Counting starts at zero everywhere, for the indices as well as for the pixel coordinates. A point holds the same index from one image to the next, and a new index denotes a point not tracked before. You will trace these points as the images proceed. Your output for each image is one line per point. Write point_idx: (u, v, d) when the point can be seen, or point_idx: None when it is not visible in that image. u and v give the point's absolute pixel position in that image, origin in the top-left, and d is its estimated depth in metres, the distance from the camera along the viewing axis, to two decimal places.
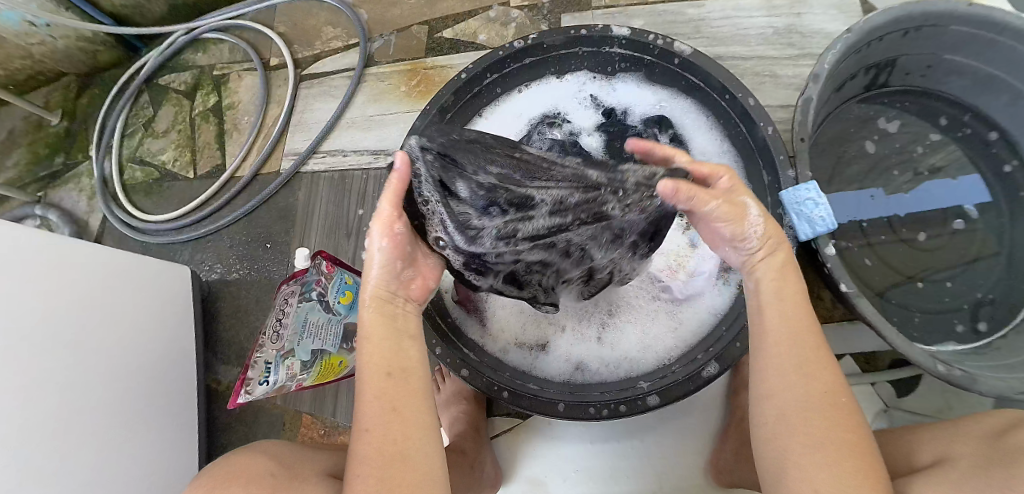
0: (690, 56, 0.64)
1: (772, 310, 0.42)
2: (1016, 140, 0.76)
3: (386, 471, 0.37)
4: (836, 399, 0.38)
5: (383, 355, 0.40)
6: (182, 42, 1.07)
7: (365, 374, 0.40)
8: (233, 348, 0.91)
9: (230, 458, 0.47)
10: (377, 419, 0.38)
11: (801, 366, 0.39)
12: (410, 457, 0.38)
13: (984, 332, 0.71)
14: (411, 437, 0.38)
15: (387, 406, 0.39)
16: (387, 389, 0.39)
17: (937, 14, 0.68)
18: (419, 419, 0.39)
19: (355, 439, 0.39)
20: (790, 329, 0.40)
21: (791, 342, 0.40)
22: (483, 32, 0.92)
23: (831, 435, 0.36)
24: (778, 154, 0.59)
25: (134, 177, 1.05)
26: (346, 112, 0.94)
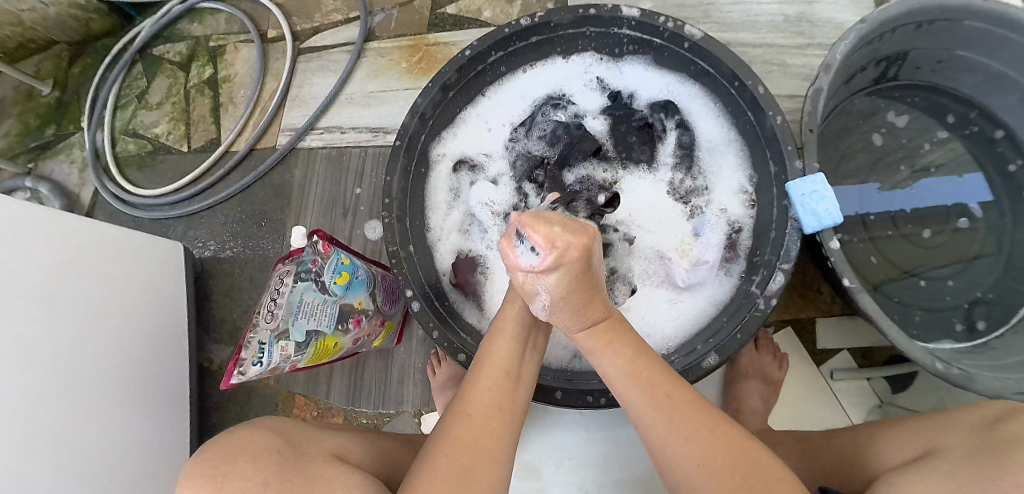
0: (700, 41, 0.61)
1: (624, 384, 0.44)
2: (1021, 139, 0.74)
3: (472, 453, 0.37)
4: (731, 444, 0.40)
5: (504, 357, 0.45)
6: (177, 12, 1.04)
7: (484, 367, 0.44)
8: (226, 326, 0.90)
9: (238, 430, 0.45)
10: (484, 410, 0.41)
11: (667, 439, 0.41)
12: (491, 451, 0.39)
13: (982, 330, 0.70)
14: (492, 436, 0.40)
15: (495, 403, 0.42)
16: (500, 388, 0.43)
17: (951, 8, 0.66)
18: (510, 427, 0.41)
19: (450, 418, 0.41)
20: (646, 395, 0.43)
21: (657, 414, 0.42)
22: (487, 9, 0.89)
23: (735, 483, 0.38)
24: (786, 145, 0.57)
25: (127, 149, 1.03)
26: (345, 88, 0.91)
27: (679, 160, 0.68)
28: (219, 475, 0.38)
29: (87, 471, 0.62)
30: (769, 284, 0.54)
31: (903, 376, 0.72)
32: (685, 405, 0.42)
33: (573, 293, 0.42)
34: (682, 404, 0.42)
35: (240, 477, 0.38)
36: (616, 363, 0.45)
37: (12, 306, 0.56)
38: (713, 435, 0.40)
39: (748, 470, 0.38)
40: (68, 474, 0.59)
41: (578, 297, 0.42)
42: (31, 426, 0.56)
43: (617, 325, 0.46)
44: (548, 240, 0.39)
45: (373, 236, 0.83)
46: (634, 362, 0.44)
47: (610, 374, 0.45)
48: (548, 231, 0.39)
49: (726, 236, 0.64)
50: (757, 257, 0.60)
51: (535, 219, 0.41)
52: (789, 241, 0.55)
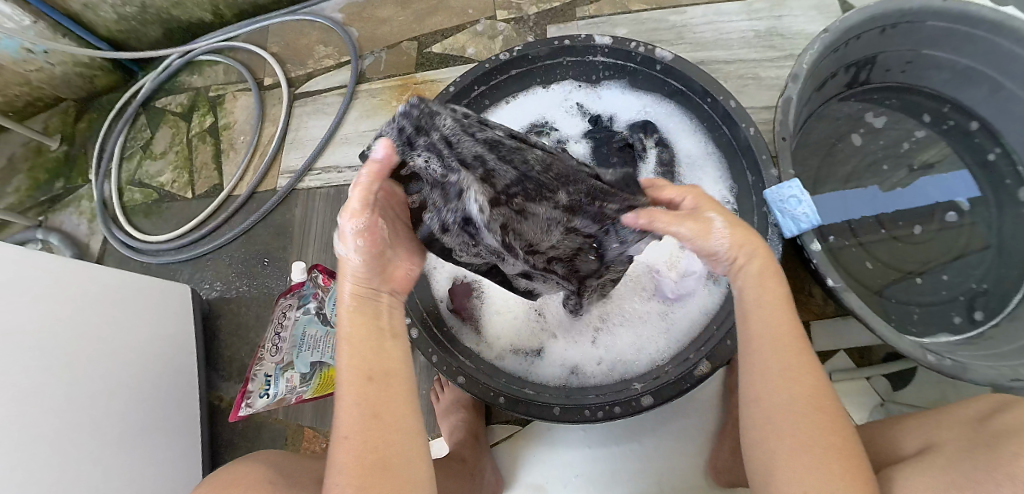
0: (671, 62, 0.65)
1: (760, 308, 0.44)
2: (996, 128, 0.78)
3: (374, 478, 0.36)
4: (829, 406, 0.39)
5: (365, 359, 0.40)
6: (177, 66, 1.09)
7: (345, 379, 0.40)
8: (235, 364, 0.92)
9: (231, 468, 0.48)
10: (353, 426, 0.38)
11: (786, 366, 0.40)
12: (398, 459, 0.37)
13: (981, 320, 0.72)
14: (387, 440, 0.38)
15: (371, 412, 0.38)
16: (361, 391, 0.39)
17: (910, 12, 0.70)
18: (407, 422, 0.39)
19: (337, 444, 0.38)
20: (777, 324, 0.42)
21: (775, 335, 0.42)
22: (471, 46, 0.94)
23: (822, 434, 0.37)
24: (761, 154, 0.60)
25: (133, 199, 1.07)
26: (341, 128, 0.95)
27: (662, 177, 0.71)
28: None
29: None
30: None
31: (901, 374, 0.74)
32: (805, 350, 0.42)
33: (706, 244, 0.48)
34: (798, 347, 0.41)
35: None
36: (770, 290, 0.44)
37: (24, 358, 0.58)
38: (819, 391, 0.40)
39: (837, 438, 0.38)
40: None
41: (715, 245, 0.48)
42: (48, 472, 0.58)
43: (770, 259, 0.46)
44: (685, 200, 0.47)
45: None
46: (783, 298, 0.44)
47: (748, 295, 0.45)
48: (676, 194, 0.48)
49: None
50: None
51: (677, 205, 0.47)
52: (772, 246, 0.59)
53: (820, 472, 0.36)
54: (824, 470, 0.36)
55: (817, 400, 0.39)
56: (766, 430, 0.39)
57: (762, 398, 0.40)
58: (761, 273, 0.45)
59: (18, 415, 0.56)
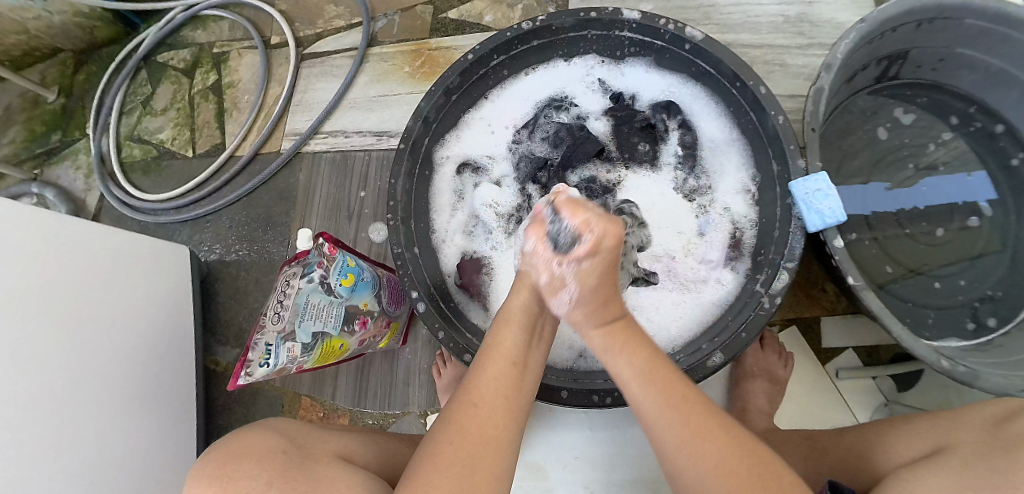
0: (701, 42, 0.61)
1: (640, 387, 0.42)
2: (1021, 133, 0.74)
3: (478, 446, 0.38)
4: (715, 418, 0.40)
5: (502, 353, 0.43)
6: (180, 18, 1.04)
7: (491, 355, 0.43)
8: (232, 329, 0.90)
9: (240, 434, 0.45)
10: (490, 397, 0.40)
11: (658, 406, 0.41)
12: (497, 443, 0.39)
13: (992, 326, 0.70)
14: (497, 426, 0.40)
15: (504, 392, 0.41)
16: (509, 376, 0.42)
17: (950, 8, 0.66)
18: (518, 415, 0.42)
19: (459, 405, 0.40)
20: (638, 370, 0.43)
21: (642, 380, 0.42)
22: (489, 13, 0.90)
23: (722, 460, 0.38)
24: (788, 144, 0.56)
25: (132, 155, 1.03)
26: (349, 92, 0.92)
27: (683, 160, 0.68)
28: (223, 475, 0.40)
29: (97, 473, 0.63)
30: (773, 283, 0.54)
31: (907, 375, 0.72)
32: (670, 375, 0.43)
33: (600, 286, 0.43)
34: (663, 373, 0.43)
35: (243, 477, 0.39)
36: (632, 363, 0.43)
37: (18, 311, 0.56)
38: (721, 436, 0.39)
39: (739, 448, 0.38)
40: (78, 476, 0.60)
41: (605, 292, 0.43)
42: (41, 427, 0.57)
43: (632, 325, 0.46)
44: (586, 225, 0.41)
45: (377, 238, 0.83)
46: (650, 362, 0.43)
47: (625, 377, 0.43)
48: (588, 216, 0.41)
49: (729, 234, 0.64)
50: (761, 256, 0.59)
51: (575, 204, 0.42)
52: (793, 240, 0.55)
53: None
54: None
55: (723, 450, 0.38)
56: (679, 467, 0.39)
57: (664, 445, 0.40)
58: (604, 331, 0.45)
59: (12, 369, 0.55)
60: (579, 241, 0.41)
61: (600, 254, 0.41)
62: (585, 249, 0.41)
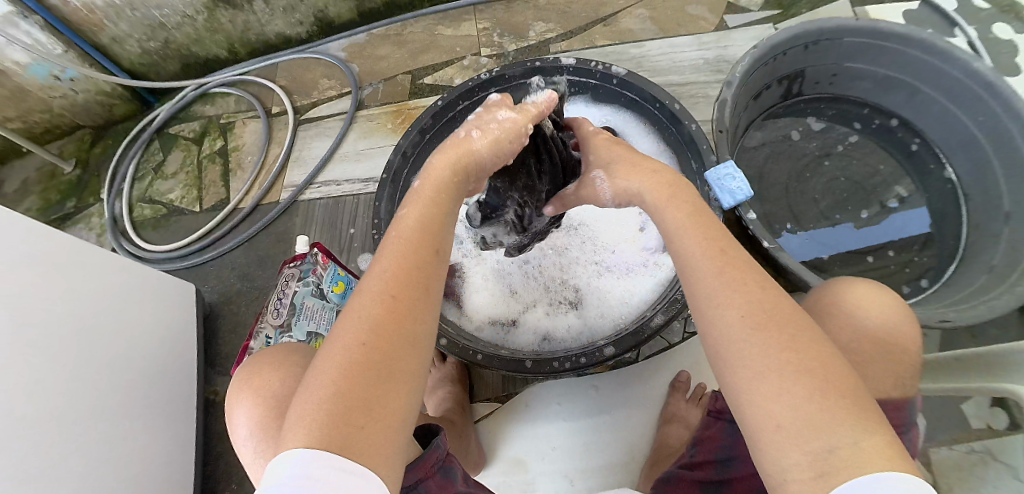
0: (625, 76, 0.75)
1: (688, 237, 0.41)
2: (913, 122, 0.87)
3: (386, 341, 0.33)
4: (799, 324, 0.34)
5: (415, 235, 0.38)
6: (192, 96, 1.21)
7: (389, 249, 0.38)
8: (232, 362, 0.95)
9: (283, 345, 0.54)
10: (393, 290, 0.35)
11: (720, 292, 0.36)
12: (412, 336, 0.34)
13: (928, 286, 0.78)
14: (411, 319, 0.35)
15: (408, 283, 0.36)
16: (419, 263, 0.37)
17: (829, 30, 0.78)
18: (435, 307, 0.37)
19: (361, 297, 0.35)
20: (710, 255, 0.39)
21: (710, 266, 0.38)
22: (458, 76, 1.07)
23: (801, 364, 0.32)
24: (701, 144, 0.68)
25: (143, 214, 1.14)
26: (339, 148, 1.05)
27: None
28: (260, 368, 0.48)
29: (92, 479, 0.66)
30: None
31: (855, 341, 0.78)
32: (743, 273, 0.37)
33: None
34: (743, 269, 0.37)
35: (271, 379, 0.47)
36: (678, 217, 0.43)
37: (37, 320, 0.63)
38: (757, 291, 0.36)
39: (818, 355, 0.33)
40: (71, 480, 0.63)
41: None
42: (43, 432, 0.61)
43: (679, 184, 0.46)
44: None
45: (365, 267, 0.92)
46: (694, 217, 0.42)
47: (669, 227, 0.43)
48: None
49: None
50: None
51: None
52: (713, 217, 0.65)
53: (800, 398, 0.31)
54: (786, 391, 0.31)
55: (758, 301, 0.35)
56: (744, 368, 0.33)
57: (720, 330, 0.35)
58: (671, 206, 0.44)
59: (32, 368, 0.61)
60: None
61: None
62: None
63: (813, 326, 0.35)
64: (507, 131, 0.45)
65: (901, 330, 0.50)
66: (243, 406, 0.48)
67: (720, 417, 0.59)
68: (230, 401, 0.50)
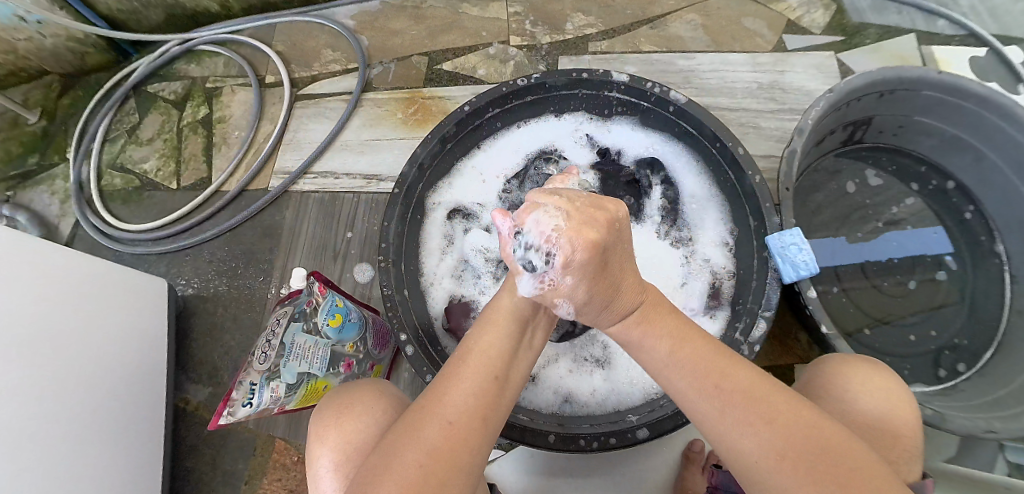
0: (684, 105, 0.66)
1: (672, 365, 0.40)
2: (970, 190, 0.81)
3: (448, 465, 0.33)
4: (804, 426, 0.35)
5: (490, 358, 0.40)
6: (175, 52, 1.06)
7: (467, 363, 0.40)
8: (206, 366, 0.87)
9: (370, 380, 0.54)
10: (466, 416, 0.36)
11: (722, 412, 0.37)
12: (466, 461, 0.35)
13: (963, 372, 0.74)
14: (471, 446, 0.35)
15: (479, 410, 0.37)
16: (487, 393, 0.38)
17: (908, 79, 0.72)
18: (490, 438, 0.37)
19: (430, 414, 0.36)
20: (696, 375, 0.39)
21: (702, 383, 0.38)
22: (481, 67, 0.95)
23: (815, 473, 0.32)
24: (765, 202, 0.60)
25: (113, 184, 1.02)
26: (341, 135, 0.94)
27: (666, 213, 0.72)
28: (342, 409, 0.49)
29: None
30: (752, 331, 0.57)
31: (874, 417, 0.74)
32: (735, 385, 0.38)
33: (596, 293, 0.39)
34: (737, 388, 0.37)
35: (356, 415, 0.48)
36: (660, 344, 0.41)
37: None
38: (761, 404, 0.36)
39: (829, 455, 0.33)
40: None
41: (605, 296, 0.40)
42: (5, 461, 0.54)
43: (654, 306, 0.43)
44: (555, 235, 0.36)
45: (362, 279, 0.83)
46: (681, 333, 0.42)
47: (653, 358, 0.42)
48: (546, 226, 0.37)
49: (709, 285, 0.67)
50: (739, 306, 0.62)
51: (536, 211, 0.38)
52: (770, 289, 0.59)
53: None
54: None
55: (764, 417, 0.35)
56: (768, 489, 0.34)
57: (734, 450, 0.36)
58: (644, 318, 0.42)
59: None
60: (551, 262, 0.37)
61: (573, 269, 0.37)
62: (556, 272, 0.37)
63: (819, 420, 0.35)
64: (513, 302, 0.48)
65: (896, 416, 0.48)
66: (330, 442, 0.48)
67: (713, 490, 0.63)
68: (313, 434, 0.49)
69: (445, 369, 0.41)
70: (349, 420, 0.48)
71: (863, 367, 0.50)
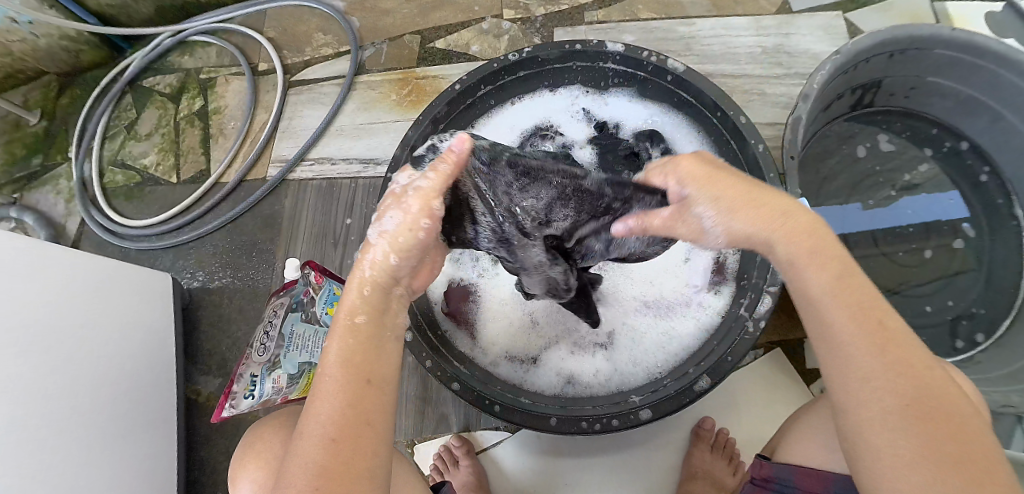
0: (682, 74, 0.64)
1: (834, 300, 0.33)
2: (985, 149, 0.78)
3: (342, 483, 0.30)
4: (949, 397, 0.30)
5: (357, 361, 0.34)
6: (167, 45, 1.05)
7: (329, 376, 0.34)
8: (214, 358, 0.88)
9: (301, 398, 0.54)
10: (340, 430, 0.32)
11: (863, 369, 0.31)
12: (360, 472, 0.32)
13: (981, 342, 0.72)
14: (359, 454, 0.32)
15: (353, 418, 0.32)
16: (357, 400, 0.33)
17: (920, 38, 0.68)
18: (383, 435, 0.34)
19: (305, 439, 0.32)
20: (858, 317, 0.32)
21: (855, 329, 0.32)
22: (475, 43, 0.93)
23: (935, 437, 0.28)
24: (769, 172, 0.58)
25: (114, 180, 1.02)
26: (336, 120, 0.93)
27: None
28: (254, 442, 0.50)
29: None
30: (757, 306, 0.56)
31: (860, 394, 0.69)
32: (890, 324, 0.32)
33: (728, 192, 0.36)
34: (894, 337, 0.31)
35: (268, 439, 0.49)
36: (826, 274, 0.33)
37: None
38: (912, 371, 0.30)
39: (970, 441, 0.28)
40: None
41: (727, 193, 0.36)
42: (22, 458, 0.55)
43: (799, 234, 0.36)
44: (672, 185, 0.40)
45: None
46: (846, 273, 0.33)
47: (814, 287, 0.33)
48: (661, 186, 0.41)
49: (713, 259, 0.66)
50: (744, 281, 0.61)
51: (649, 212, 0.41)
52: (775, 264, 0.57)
53: (917, 483, 0.28)
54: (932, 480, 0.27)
55: (904, 385, 0.30)
56: (874, 449, 0.30)
57: (840, 382, 0.31)
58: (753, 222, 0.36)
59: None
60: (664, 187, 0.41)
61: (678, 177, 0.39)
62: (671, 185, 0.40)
63: (959, 395, 0.31)
64: (402, 234, 0.37)
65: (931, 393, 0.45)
66: (244, 482, 0.48)
67: (765, 486, 0.47)
68: (231, 477, 0.50)
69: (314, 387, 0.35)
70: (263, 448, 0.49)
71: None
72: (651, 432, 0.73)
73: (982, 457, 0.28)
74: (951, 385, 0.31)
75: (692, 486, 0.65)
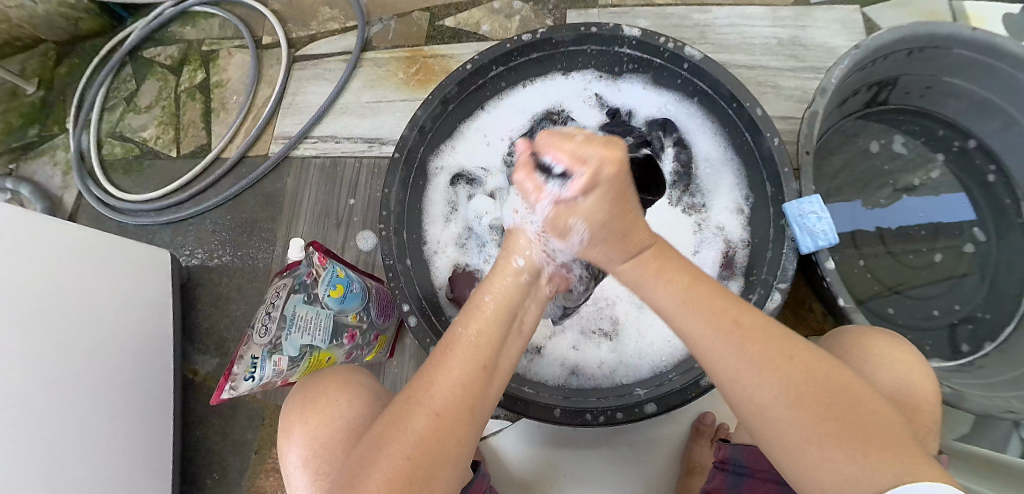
0: (699, 62, 0.61)
1: (686, 320, 0.36)
2: (991, 147, 0.77)
3: (432, 462, 0.31)
4: (824, 375, 0.32)
5: (478, 346, 0.36)
6: (170, 15, 1.02)
7: (453, 351, 0.35)
8: (213, 337, 0.87)
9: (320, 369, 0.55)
10: (452, 406, 0.33)
11: (749, 372, 0.32)
12: (455, 452, 0.32)
13: (985, 346, 0.71)
14: (458, 435, 0.32)
15: (466, 400, 0.33)
16: (474, 383, 0.34)
17: (941, 37, 0.67)
18: (478, 427, 0.34)
19: (414, 407, 0.32)
20: (716, 331, 0.34)
21: (724, 340, 0.34)
22: (486, 23, 0.90)
23: (829, 425, 0.30)
24: (783, 167, 0.57)
25: (113, 153, 1.00)
26: (339, 98, 0.91)
27: (678, 178, 0.69)
28: (308, 399, 0.51)
29: (70, 477, 0.61)
30: (766, 303, 0.55)
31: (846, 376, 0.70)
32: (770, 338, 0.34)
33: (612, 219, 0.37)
34: (760, 334, 0.34)
35: (325, 398, 0.50)
36: (672, 294, 0.37)
37: None
38: (784, 364, 0.32)
39: (861, 421, 0.30)
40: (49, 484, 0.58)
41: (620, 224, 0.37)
42: (19, 433, 0.55)
43: (667, 253, 0.40)
44: (577, 157, 0.35)
45: (365, 247, 0.82)
46: (693, 289, 0.36)
47: (668, 310, 0.37)
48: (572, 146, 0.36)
49: (723, 253, 0.65)
50: (754, 277, 0.60)
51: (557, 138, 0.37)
52: (786, 261, 0.56)
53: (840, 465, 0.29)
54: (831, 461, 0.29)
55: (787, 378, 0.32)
56: (778, 437, 0.31)
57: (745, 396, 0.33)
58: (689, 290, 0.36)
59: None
60: (573, 176, 0.35)
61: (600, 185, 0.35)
62: (581, 184, 0.35)
63: (835, 373, 0.32)
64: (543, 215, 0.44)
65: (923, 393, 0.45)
66: (297, 436, 0.50)
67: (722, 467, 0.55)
68: (283, 431, 0.52)
69: (431, 355, 0.36)
70: (320, 403, 0.50)
71: (884, 339, 0.48)
72: (650, 425, 0.72)
73: (886, 437, 0.29)
74: (826, 361, 0.33)
75: (688, 480, 0.65)
